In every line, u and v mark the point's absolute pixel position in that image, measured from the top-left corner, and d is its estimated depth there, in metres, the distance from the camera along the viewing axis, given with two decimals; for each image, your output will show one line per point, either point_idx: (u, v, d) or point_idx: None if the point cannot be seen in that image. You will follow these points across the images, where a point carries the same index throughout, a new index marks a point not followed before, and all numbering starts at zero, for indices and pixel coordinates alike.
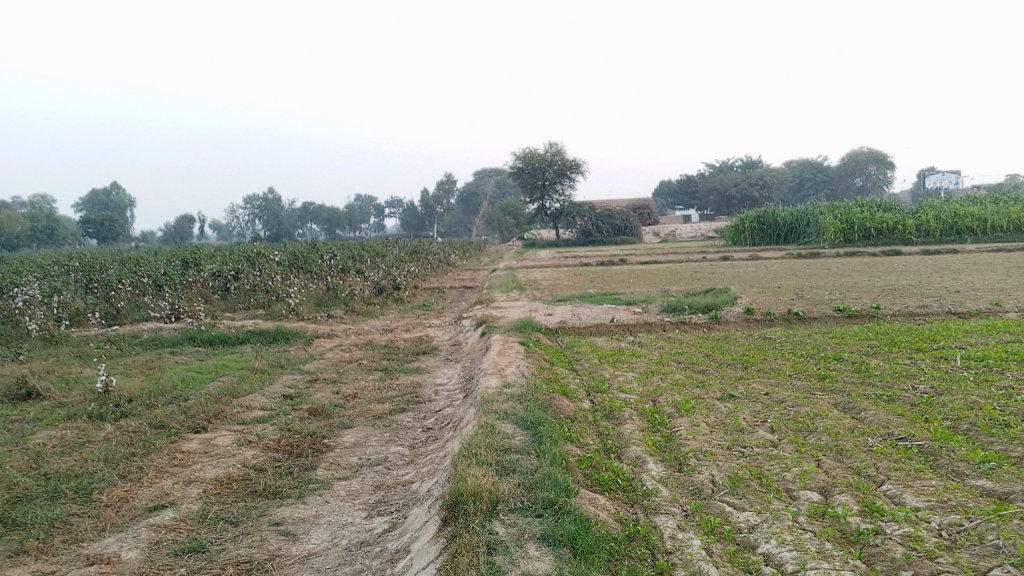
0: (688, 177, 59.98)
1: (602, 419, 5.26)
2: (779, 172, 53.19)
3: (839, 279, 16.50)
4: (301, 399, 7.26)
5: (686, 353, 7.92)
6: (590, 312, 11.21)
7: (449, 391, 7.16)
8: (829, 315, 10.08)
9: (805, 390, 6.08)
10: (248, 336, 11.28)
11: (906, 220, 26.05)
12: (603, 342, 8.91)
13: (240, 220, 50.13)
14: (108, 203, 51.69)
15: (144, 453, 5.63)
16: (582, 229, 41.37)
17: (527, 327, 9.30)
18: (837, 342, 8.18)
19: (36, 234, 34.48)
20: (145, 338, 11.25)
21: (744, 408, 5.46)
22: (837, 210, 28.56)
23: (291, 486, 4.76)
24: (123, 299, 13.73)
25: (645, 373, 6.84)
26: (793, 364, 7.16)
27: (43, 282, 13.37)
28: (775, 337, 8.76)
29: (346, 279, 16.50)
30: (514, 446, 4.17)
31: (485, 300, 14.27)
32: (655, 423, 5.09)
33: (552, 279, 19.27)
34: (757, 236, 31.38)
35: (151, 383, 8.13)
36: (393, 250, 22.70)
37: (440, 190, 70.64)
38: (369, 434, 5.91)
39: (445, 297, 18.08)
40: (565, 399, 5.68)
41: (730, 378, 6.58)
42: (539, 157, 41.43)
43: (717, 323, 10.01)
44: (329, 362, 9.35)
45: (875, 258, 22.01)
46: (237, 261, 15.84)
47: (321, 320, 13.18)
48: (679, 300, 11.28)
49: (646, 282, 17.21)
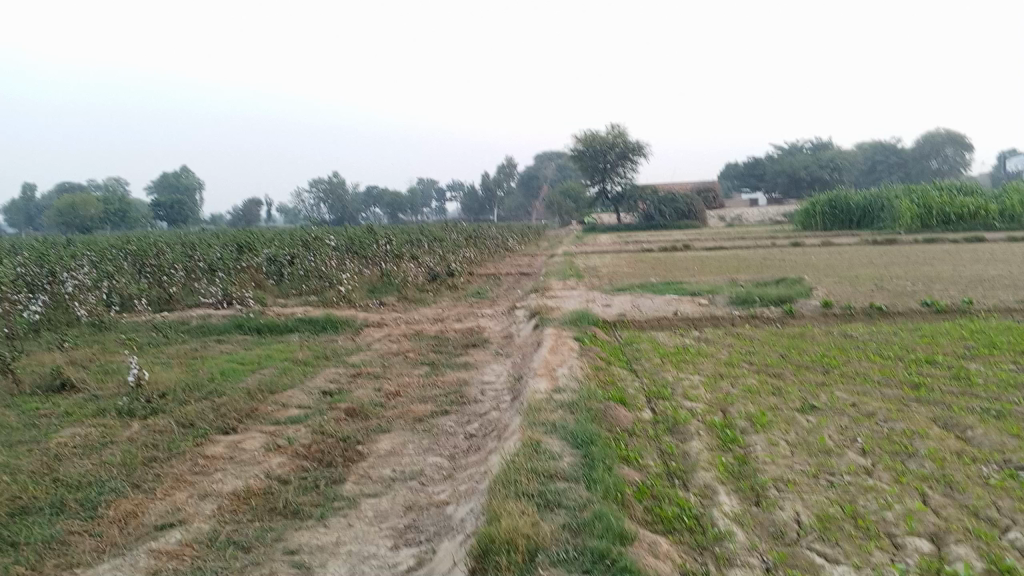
0: (756, 159, 58.25)
1: (664, 434, 4.64)
2: (850, 155, 51.31)
3: (919, 267, 15.47)
4: (340, 396, 6.79)
5: (759, 353, 7.22)
6: (652, 304, 10.54)
7: (497, 391, 6.61)
8: (915, 310, 9.22)
9: (898, 401, 5.35)
10: (296, 324, 10.91)
11: (989, 205, 24.56)
12: (666, 338, 8.25)
13: (304, 204, 50.40)
14: (177, 186, 52.52)
15: (165, 457, 5.22)
16: (644, 214, 40.40)
17: (584, 320, 8.70)
18: (928, 342, 7.37)
19: (110, 216, 35.01)
20: (193, 325, 10.98)
21: (828, 424, 4.78)
22: (914, 194, 27.16)
23: (314, 504, 4.26)
24: (175, 283, 13.51)
25: (713, 377, 6.18)
26: (880, 368, 6.40)
27: (96, 267, 13.22)
28: (857, 335, 7.98)
29: (400, 264, 16.06)
30: (562, 472, 3.59)
31: (541, 288, 13.68)
32: (726, 442, 4.45)
33: (612, 266, 18.60)
34: (828, 221, 30.07)
35: (189, 376, 7.78)
36: (450, 235, 22.21)
37: (502, 174, 70.00)
38: (406, 440, 5.39)
39: (502, 284, 17.54)
40: (622, 408, 5.07)
41: (810, 385, 5.87)
42: (600, 138, 40.55)
43: (792, 318, 9.25)
44: (376, 354, 8.90)
45: (957, 246, 20.75)
46: (291, 246, 15.51)
47: (373, 308, 12.77)
48: (749, 291, 10.54)
49: (711, 269, 16.42)
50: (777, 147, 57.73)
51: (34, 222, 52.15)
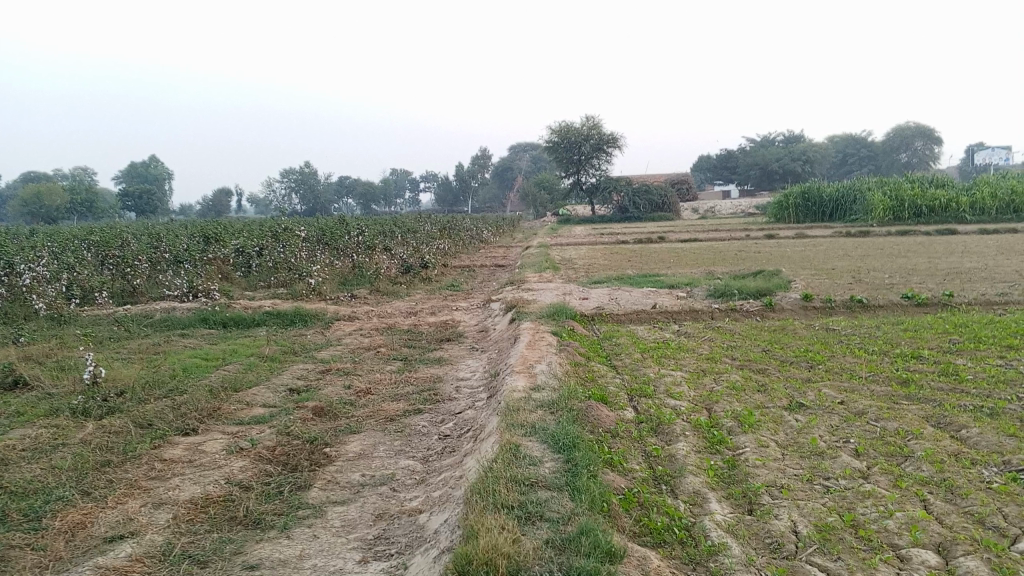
0: (729, 152, 58.41)
1: (649, 435, 4.42)
2: (822, 148, 51.59)
3: (895, 260, 15.43)
4: (308, 393, 6.49)
5: (741, 348, 7.03)
6: (630, 297, 10.33)
7: (472, 388, 6.35)
8: (895, 304, 9.10)
9: (888, 398, 5.16)
10: (265, 318, 10.56)
11: (960, 198, 24.73)
12: (645, 332, 8.03)
13: (276, 194, 49.67)
14: (146, 176, 51.59)
15: (119, 461, 4.91)
16: (618, 206, 40.28)
17: (561, 314, 8.47)
18: (912, 336, 7.21)
19: (76, 207, 34.21)
20: (157, 319, 10.60)
21: (818, 424, 4.58)
22: (886, 186, 27.23)
23: (277, 513, 3.99)
24: (140, 276, 13.08)
25: (696, 373, 5.97)
26: (866, 363, 6.22)
27: (56, 259, 12.75)
28: (839, 329, 7.81)
29: (372, 256, 15.72)
30: (544, 479, 3.35)
31: (515, 281, 13.42)
32: (714, 444, 4.24)
33: (588, 258, 18.39)
34: (801, 214, 30.13)
35: (149, 372, 7.44)
36: (424, 226, 21.89)
37: (475, 165, 69.56)
38: (377, 442, 5.12)
39: (476, 276, 17.26)
40: (603, 407, 4.83)
41: (797, 382, 5.67)
42: (575, 130, 40.39)
43: (772, 311, 9.08)
44: (346, 349, 8.60)
45: (930, 239, 20.80)
46: (261, 237, 15.10)
47: (344, 302, 12.43)
48: (727, 284, 10.37)
49: (687, 262, 16.26)
50: (750, 140, 57.95)
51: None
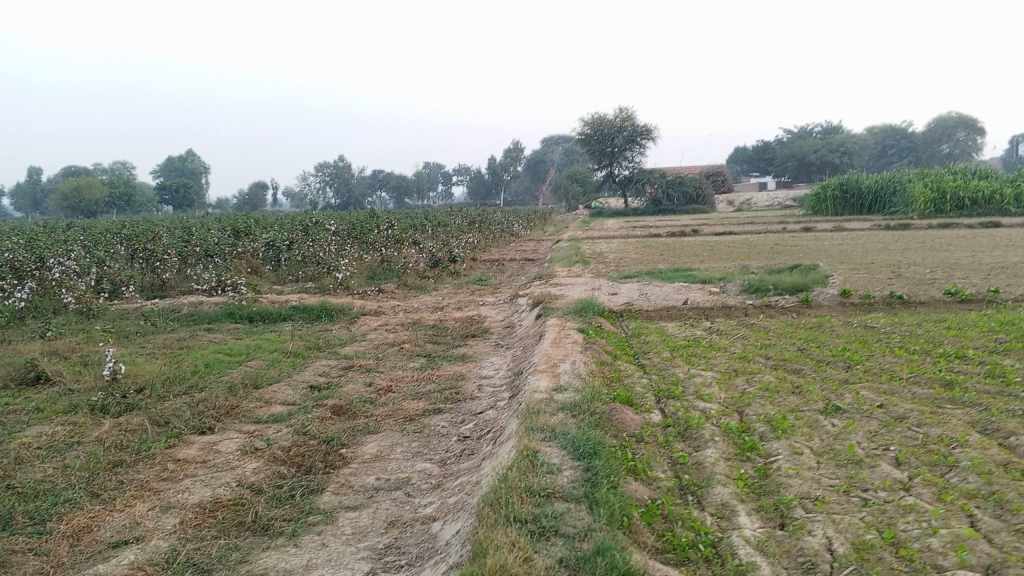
0: (764, 143, 57.53)
1: (676, 440, 4.20)
2: (861, 138, 50.61)
3: (937, 254, 14.97)
4: (328, 391, 6.35)
5: (775, 346, 6.76)
6: (661, 292, 10.08)
7: (495, 387, 6.18)
8: (938, 300, 8.75)
9: (931, 402, 4.88)
10: (291, 312, 10.48)
11: (1005, 189, 24.03)
12: (675, 329, 7.79)
13: (310, 188, 49.93)
14: (183, 169, 52.18)
15: (132, 461, 4.81)
16: (651, 198, 39.86)
17: (589, 310, 8.26)
18: (956, 335, 6.90)
19: (115, 200, 34.63)
20: (183, 313, 10.57)
21: (856, 429, 4.33)
22: (928, 178, 26.54)
23: (286, 518, 3.85)
24: (169, 269, 13.09)
25: (727, 373, 5.73)
26: (907, 364, 5.93)
27: (87, 253, 12.80)
28: (879, 327, 7.50)
29: (401, 250, 15.61)
30: (561, 490, 3.17)
31: (545, 275, 13.22)
32: (745, 451, 4.02)
33: (620, 252, 18.12)
34: (839, 206, 29.51)
35: (171, 368, 7.37)
36: (454, 219, 21.76)
37: (508, 158, 69.33)
38: (394, 443, 4.96)
39: (505, 270, 17.09)
40: (629, 410, 4.62)
41: (833, 383, 5.40)
42: (608, 122, 40.01)
43: (808, 308, 8.78)
44: (371, 344, 8.46)
45: (973, 231, 20.21)
46: (290, 231, 15.06)
47: (371, 296, 12.33)
48: (762, 279, 10.08)
49: (721, 255, 15.92)
50: (786, 131, 57.02)
51: (40, 206, 51.95)
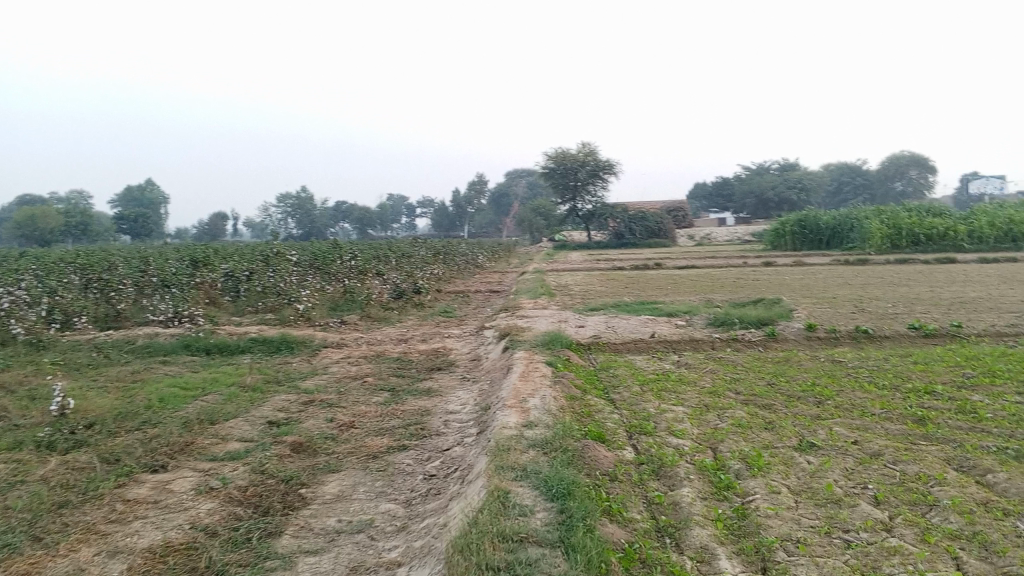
0: (724, 179, 58.38)
1: (651, 479, 4.08)
2: (817, 175, 51.60)
3: (896, 289, 15.17)
4: (288, 427, 6.12)
5: (745, 381, 6.70)
6: (627, 325, 10.00)
7: (461, 423, 6.01)
8: (902, 334, 8.79)
9: (905, 438, 4.82)
10: (250, 345, 10.21)
11: (958, 226, 24.56)
12: (644, 363, 7.70)
13: (272, 218, 49.42)
14: (142, 199, 51.33)
15: (78, 502, 4.54)
16: (614, 232, 40.09)
17: (556, 343, 8.14)
18: (923, 369, 6.90)
19: (70, 229, 33.86)
20: (138, 345, 10.23)
21: (832, 467, 4.24)
22: (884, 214, 27.04)
23: (243, 564, 3.63)
24: (124, 300, 12.72)
25: (699, 408, 5.63)
26: (877, 399, 5.89)
27: (38, 282, 12.39)
28: (846, 361, 7.49)
29: (364, 281, 15.39)
30: (535, 534, 3.02)
31: (510, 307, 13.10)
32: (721, 490, 3.90)
33: (584, 285, 18.09)
34: (798, 241, 29.93)
35: (123, 402, 7.07)
36: (417, 251, 21.59)
37: (471, 191, 69.44)
38: (357, 482, 4.77)
39: (469, 303, 16.94)
40: (601, 447, 4.49)
41: (806, 419, 5.33)
42: (571, 156, 40.31)
43: (775, 342, 8.76)
44: (332, 378, 8.24)
45: (929, 267, 20.59)
46: (251, 262, 14.77)
47: (334, 328, 12.08)
48: (728, 312, 10.07)
49: (685, 289, 15.94)
50: (746, 168, 57.97)
51: None
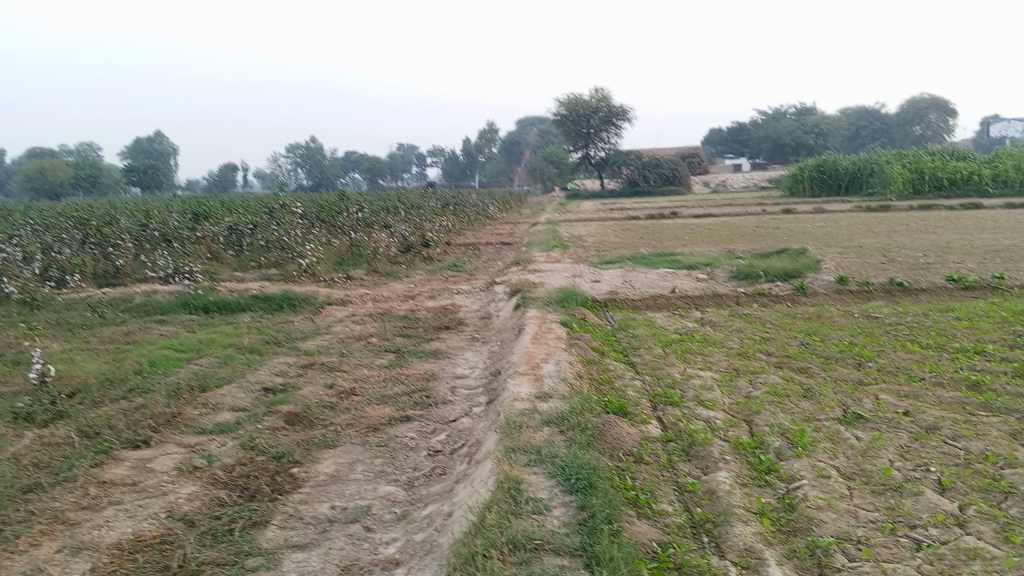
0: (740, 124, 57.15)
1: (681, 461, 3.61)
2: (834, 119, 50.27)
3: (924, 236, 14.56)
4: (283, 394, 5.69)
5: (776, 341, 6.20)
6: (645, 279, 9.50)
7: (470, 389, 5.55)
8: (939, 287, 8.24)
9: (961, 408, 4.32)
10: (251, 302, 9.76)
11: (983, 170, 23.73)
12: (665, 321, 7.21)
13: (281, 169, 48.74)
14: (152, 151, 50.71)
15: (47, 485, 4.13)
16: (627, 179, 39.31)
17: (571, 300, 7.66)
18: (969, 326, 6.38)
19: (80, 181, 33.45)
20: (135, 303, 9.82)
21: (886, 445, 3.76)
22: (905, 158, 26.17)
23: (220, 563, 3.21)
24: (123, 256, 12.27)
25: (729, 374, 5.15)
26: (924, 361, 5.39)
27: (33, 238, 11.94)
28: (883, 318, 6.96)
29: (371, 234, 14.89)
30: (552, 540, 2.59)
31: (522, 260, 12.58)
32: (762, 474, 3.45)
33: (598, 235, 17.53)
34: (817, 186, 29.13)
35: (112, 367, 6.66)
36: (427, 201, 21.03)
37: (481, 139, 68.33)
38: (354, 459, 4.32)
39: (480, 255, 16.45)
40: (624, 422, 4.02)
41: (847, 385, 4.84)
42: (584, 102, 39.39)
43: (804, 296, 8.24)
44: (335, 338, 7.80)
45: (955, 213, 19.87)
46: (254, 215, 14.27)
47: (338, 284, 11.63)
48: (751, 264, 9.54)
49: (704, 239, 15.36)
50: (762, 112, 56.65)
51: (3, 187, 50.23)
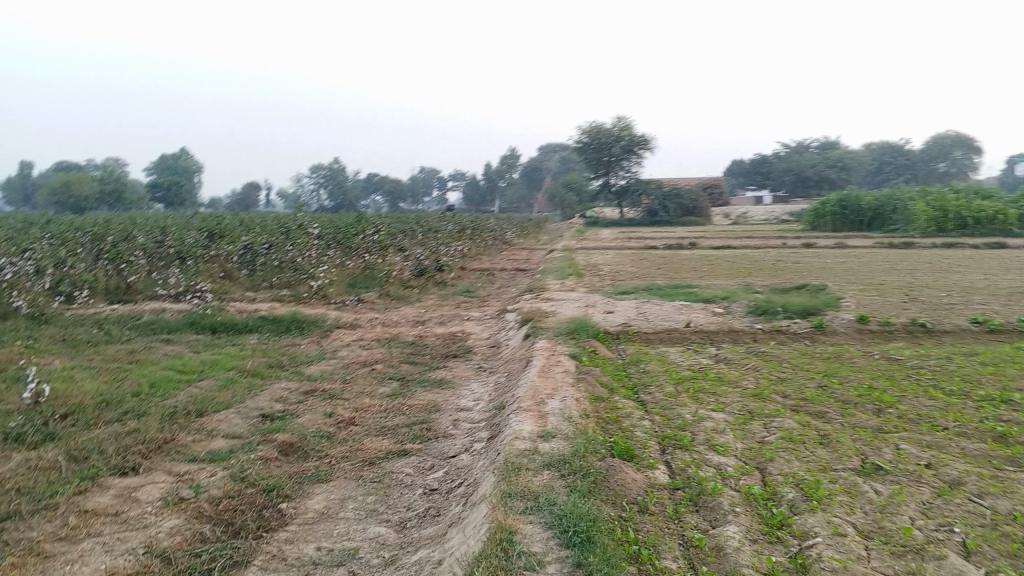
0: (762, 156, 56.94)
1: (687, 512, 3.40)
2: (858, 154, 49.98)
3: (947, 275, 14.25)
4: (281, 422, 5.52)
5: (792, 382, 5.97)
6: (660, 312, 9.28)
7: (473, 423, 5.37)
8: (964, 330, 7.98)
9: (988, 462, 4.07)
10: (259, 324, 9.64)
11: (1009, 209, 23.36)
12: (678, 356, 7.00)
13: (303, 189, 48.98)
14: (176, 168, 51.15)
15: (26, 512, 3.97)
16: (647, 209, 39.14)
17: (582, 332, 7.46)
18: (995, 373, 6.12)
19: (104, 197, 33.69)
20: (143, 321, 9.72)
21: (906, 500, 3.53)
22: (929, 195, 25.87)
23: None
24: (136, 272, 12.22)
25: (742, 417, 4.93)
26: (948, 408, 5.14)
27: (47, 252, 11.91)
28: (904, 360, 6.72)
29: (386, 257, 14.78)
30: None
31: (536, 288, 12.41)
32: (773, 529, 3.23)
33: (615, 264, 17.34)
34: (838, 221, 28.82)
35: (111, 387, 6.53)
36: (444, 226, 20.91)
37: (502, 165, 68.49)
38: (346, 496, 4.14)
39: (495, 281, 16.31)
40: (629, 467, 3.82)
41: (867, 433, 4.61)
42: (606, 130, 39.38)
43: (823, 335, 8.00)
44: (340, 363, 7.64)
45: (979, 252, 19.52)
46: (269, 235, 14.20)
47: (349, 307, 11.50)
48: (769, 300, 9.31)
49: (722, 271, 15.13)
50: (785, 145, 56.40)
51: (29, 199, 50.80)
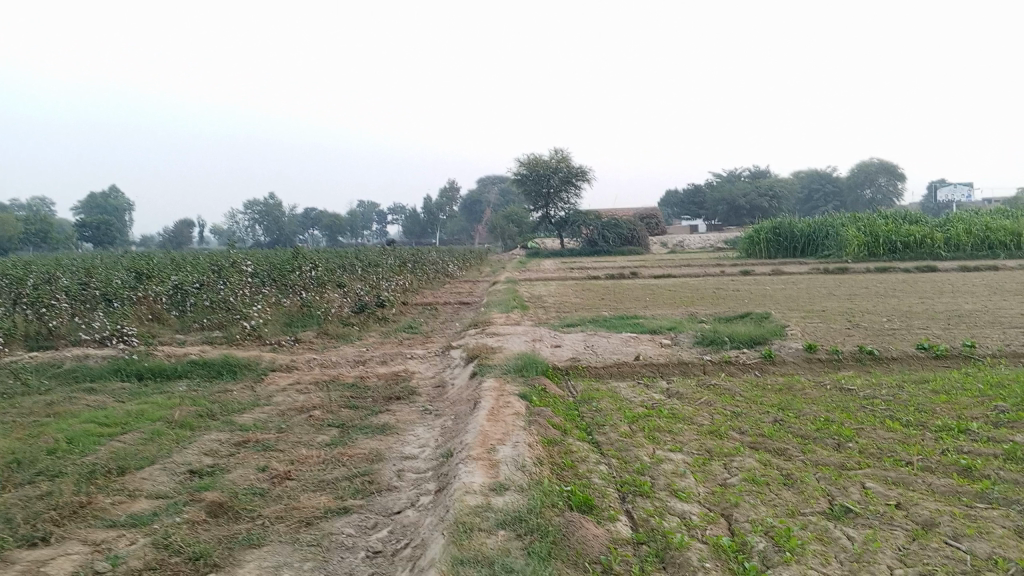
0: (696, 187, 57.99)
1: (655, 570, 3.15)
2: (788, 183, 51.24)
3: (885, 300, 14.45)
4: (210, 478, 5.11)
5: (748, 416, 5.80)
6: (608, 345, 9.10)
7: (419, 473, 5.05)
8: (910, 356, 7.97)
9: (957, 500, 3.93)
10: (189, 369, 9.15)
11: (935, 233, 24.03)
12: (630, 392, 6.79)
13: (238, 225, 47.98)
14: (106, 206, 49.64)
15: None
16: (587, 239, 39.33)
17: (530, 369, 7.21)
18: (948, 401, 6.05)
19: (29, 237, 32.32)
20: (64, 369, 9.13)
21: (882, 547, 3.34)
22: (859, 222, 26.48)
23: None
24: (57, 317, 11.58)
25: (702, 457, 4.72)
26: (908, 441, 5.02)
27: None
28: (856, 390, 6.62)
29: (324, 294, 14.35)
30: None
31: (479, 323, 12.14)
32: None
33: (558, 296, 17.19)
34: (772, 248, 29.27)
35: (23, 445, 6.02)
36: (384, 260, 20.54)
37: (441, 198, 68.19)
38: (281, 563, 3.78)
39: (437, 316, 16.00)
40: (589, 521, 3.55)
41: (831, 471, 4.44)
42: (544, 163, 39.58)
43: (773, 365, 7.90)
44: (276, 410, 7.23)
45: (911, 276, 19.95)
46: (200, 273, 13.65)
47: (285, 348, 11.05)
48: (716, 330, 9.20)
49: (666, 301, 15.07)
50: (718, 175, 57.53)
51: None
